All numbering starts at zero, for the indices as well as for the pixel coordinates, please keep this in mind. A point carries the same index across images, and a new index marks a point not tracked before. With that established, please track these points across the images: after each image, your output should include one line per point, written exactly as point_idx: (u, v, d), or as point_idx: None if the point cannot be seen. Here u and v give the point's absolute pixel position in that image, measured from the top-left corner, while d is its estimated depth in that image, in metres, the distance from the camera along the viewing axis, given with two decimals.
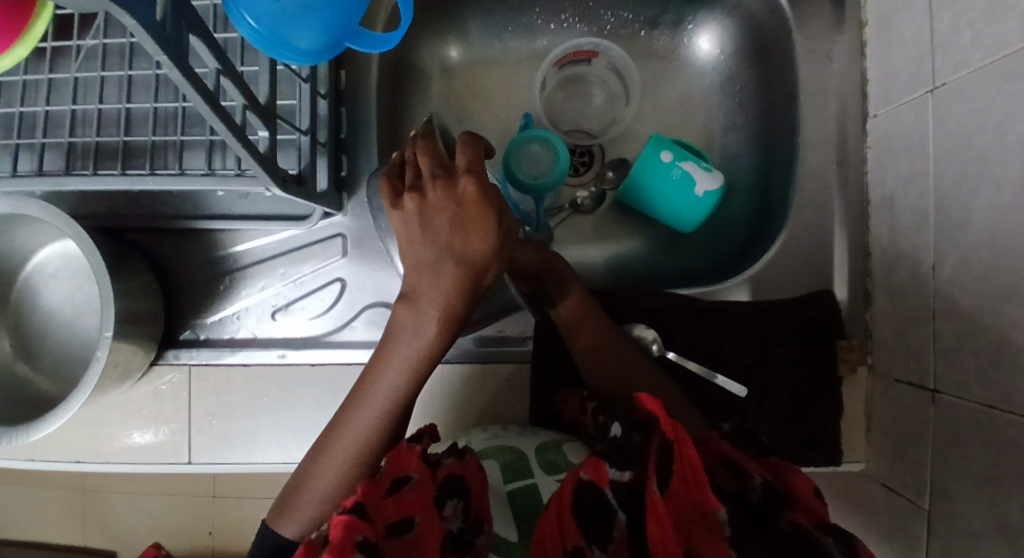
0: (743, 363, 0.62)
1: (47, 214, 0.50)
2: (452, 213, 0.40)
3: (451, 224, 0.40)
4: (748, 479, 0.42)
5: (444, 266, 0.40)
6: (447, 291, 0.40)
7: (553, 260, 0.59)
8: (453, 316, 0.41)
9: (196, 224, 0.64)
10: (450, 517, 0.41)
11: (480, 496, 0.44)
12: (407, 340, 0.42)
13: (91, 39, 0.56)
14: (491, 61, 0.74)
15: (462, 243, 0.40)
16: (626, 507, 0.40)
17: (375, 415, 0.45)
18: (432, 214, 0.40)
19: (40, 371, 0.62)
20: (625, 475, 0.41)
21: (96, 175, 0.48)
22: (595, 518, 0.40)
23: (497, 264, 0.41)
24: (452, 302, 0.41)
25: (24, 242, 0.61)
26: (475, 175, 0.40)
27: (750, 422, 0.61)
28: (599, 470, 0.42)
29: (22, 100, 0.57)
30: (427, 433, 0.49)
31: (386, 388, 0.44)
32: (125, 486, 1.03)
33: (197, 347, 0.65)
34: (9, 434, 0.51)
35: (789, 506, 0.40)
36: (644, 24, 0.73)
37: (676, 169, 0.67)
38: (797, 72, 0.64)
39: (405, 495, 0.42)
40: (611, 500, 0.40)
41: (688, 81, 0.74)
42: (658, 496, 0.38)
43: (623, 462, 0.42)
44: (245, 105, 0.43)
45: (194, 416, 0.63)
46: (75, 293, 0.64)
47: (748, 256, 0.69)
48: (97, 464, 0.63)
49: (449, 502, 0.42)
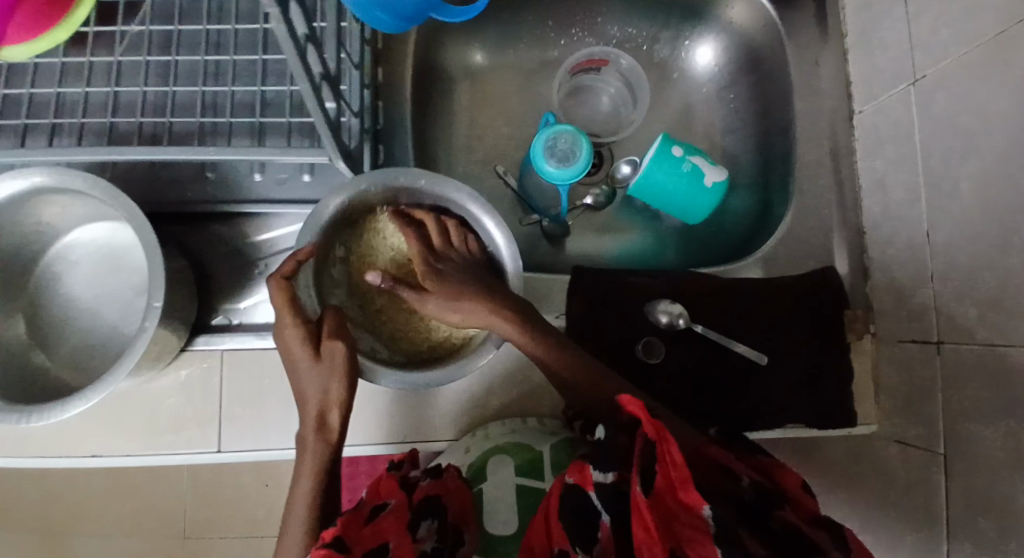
0: (764, 335, 0.66)
1: (97, 188, 0.51)
2: (302, 347, 0.55)
3: (302, 351, 0.55)
4: (739, 481, 0.46)
5: (302, 393, 0.55)
6: (314, 407, 0.54)
7: (490, 284, 0.59)
8: (322, 425, 0.55)
9: (233, 208, 0.64)
10: (424, 538, 0.51)
11: (456, 512, 0.55)
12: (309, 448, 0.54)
13: (137, 26, 0.60)
14: (510, 69, 0.80)
15: (294, 366, 0.55)
16: (610, 509, 0.45)
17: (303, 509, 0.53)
18: (292, 348, 0.55)
19: (57, 360, 0.59)
20: (608, 476, 0.45)
21: (152, 147, 0.49)
22: (580, 520, 0.45)
23: (330, 387, 0.54)
24: (322, 412, 0.54)
25: (55, 221, 0.58)
26: (292, 319, 0.55)
27: (774, 390, 0.64)
28: (582, 473, 0.47)
29: (62, 82, 0.60)
30: (406, 461, 0.57)
31: (309, 477, 0.54)
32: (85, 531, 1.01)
33: (230, 333, 0.63)
34: (45, 411, 0.50)
35: (779, 505, 0.43)
36: (645, 39, 0.82)
37: (687, 162, 0.72)
38: (790, 76, 0.73)
39: (382, 521, 0.48)
40: (596, 503, 0.45)
41: (687, 89, 0.82)
42: (641, 496, 0.41)
43: (607, 465, 0.46)
44: (322, 74, 0.46)
45: (224, 403, 0.61)
46: (131, 267, 0.62)
47: (754, 242, 0.75)
48: (119, 458, 0.60)
49: (423, 524, 0.51)
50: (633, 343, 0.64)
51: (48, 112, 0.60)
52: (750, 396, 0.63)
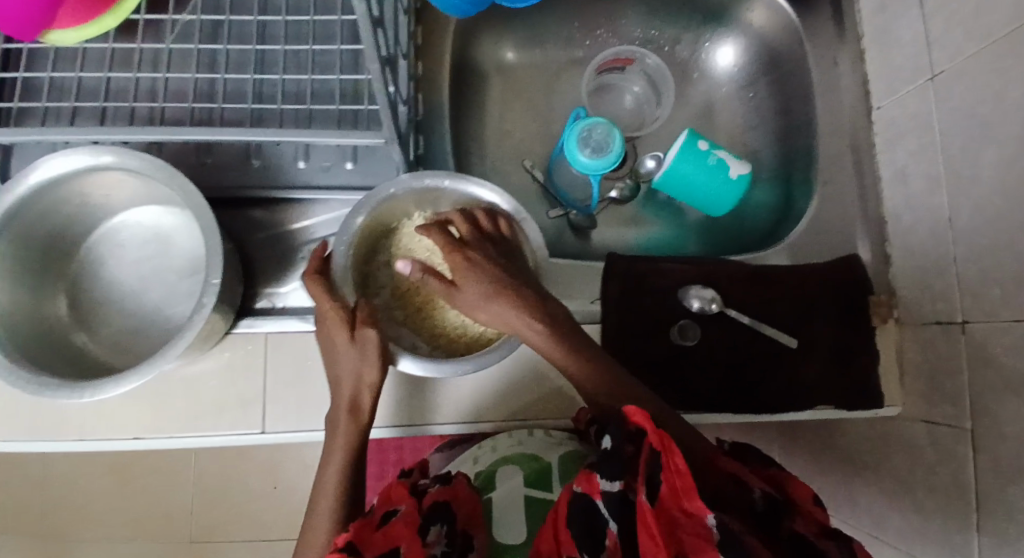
0: (794, 320, 0.67)
1: (154, 168, 0.52)
2: (341, 328, 0.55)
3: (341, 331, 0.55)
4: (750, 492, 0.44)
5: (336, 376, 0.55)
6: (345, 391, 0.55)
7: (515, 286, 0.55)
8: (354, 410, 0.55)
9: (274, 194, 0.65)
10: (434, 542, 0.50)
11: (466, 517, 0.54)
12: (340, 432, 0.54)
13: (188, 14, 0.61)
14: (538, 68, 0.83)
15: (332, 347, 0.56)
16: (617, 518, 0.40)
17: (332, 495, 0.53)
18: (331, 327, 0.56)
19: (99, 342, 0.59)
20: (614, 484, 0.41)
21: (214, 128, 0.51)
22: (585, 529, 0.41)
23: (364, 372, 0.54)
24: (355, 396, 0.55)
25: (101, 203, 0.58)
26: (333, 298, 0.55)
27: (806, 372, 0.65)
28: (590, 481, 0.42)
29: (112, 68, 0.61)
30: (417, 469, 0.59)
31: (338, 465, 0.54)
32: (93, 536, 1.10)
33: (271, 316, 0.64)
34: (87, 388, 0.49)
35: (788, 515, 0.43)
36: (667, 40, 0.85)
37: (712, 155, 0.75)
38: (810, 75, 0.76)
39: (394, 526, 0.47)
40: (602, 511, 0.41)
41: (710, 87, 0.85)
42: (645, 504, 0.38)
43: (613, 472, 0.41)
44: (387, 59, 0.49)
45: (268, 385, 0.61)
46: (176, 251, 0.61)
47: (778, 232, 0.78)
48: (159, 440, 0.60)
49: (433, 528, 0.51)
50: (667, 326, 0.67)
51: (98, 97, 0.61)
52: (783, 377, 0.65)
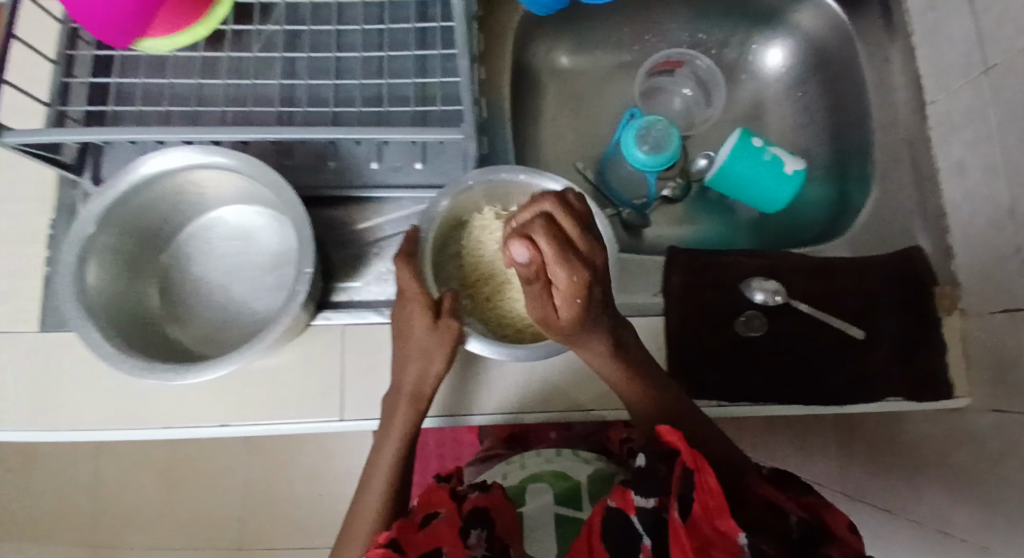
0: (856, 311, 0.68)
1: (248, 165, 0.56)
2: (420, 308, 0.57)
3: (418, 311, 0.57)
4: (786, 517, 0.44)
5: (404, 360, 0.58)
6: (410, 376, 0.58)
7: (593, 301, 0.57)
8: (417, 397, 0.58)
9: (348, 193, 0.68)
10: (475, 544, 0.52)
11: (504, 524, 0.56)
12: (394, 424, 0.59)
13: (273, 25, 0.66)
14: (592, 72, 0.86)
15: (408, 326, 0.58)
16: (652, 532, 0.42)
17: (384, 479, 0.58)
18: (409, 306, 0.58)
19: (187, 332, 0.62)
20: (650, 501, 0.43)
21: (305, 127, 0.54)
22: (622, 540, 0.43)
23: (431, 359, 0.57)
24: (418, 384, 0.58)
25: (197, 202, 0.63)
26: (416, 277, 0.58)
27: (870, 362, 0.66)
28: (626, 498, 0.45)
29: (203, 75, 0.66)
30: (456, 477, 0.61)
31: (389, 453, 0.59)
32: (145, 543, 1.13)
33: (345, 309, 0.67)
34: (182, 369, 0.53)
35: (823, 539, 0.43)
36: (715, 44, 0.87)
37: (766, 152, 0.76)
38: (862, 72, 0.78)
39: (437, 527, 0.50)
40: (639, 526, 0.43)
41: (759, 86, 0.88)
42: (679, 522, 0.40)
43: (648, 489, 0.44)
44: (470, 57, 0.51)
45: (347, 373, 0.64)
46: (260, 248, 0.65)
47: (835, 227, 0.78)
48: (241, 427, 0.63)
49: (474, 531, 0.53)
50: (731, 319, 0.68)
51: (190, 101, 0.66)
52: (850, 367, 0.65)
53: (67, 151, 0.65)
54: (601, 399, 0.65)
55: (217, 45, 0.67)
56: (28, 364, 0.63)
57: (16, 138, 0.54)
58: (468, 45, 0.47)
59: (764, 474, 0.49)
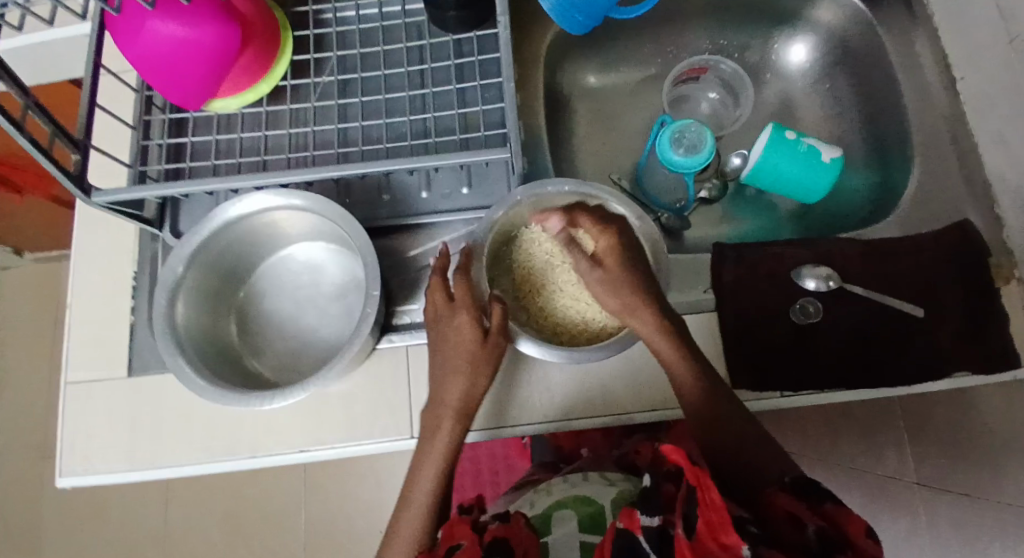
0: (913, 291, 0.68)
1: (319, 204, 0.62)
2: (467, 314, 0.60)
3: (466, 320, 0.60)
4: (803, 529, 0.43)
5: (447, 370, 0.59)
6: (452, 387, 0.59)
7: (640, 289, 0.59)
8: (461, 413, 0.59)
9: (401, 221, 0.72)
10: None
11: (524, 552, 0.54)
12: (437, 437, 0.58)
13: (328, 77, 0.73)
14: (619, 87, 0.89)
15: (455, 334, 0.60)
16: (658, 550, 0.45)
17: (425, 497, 0.57)
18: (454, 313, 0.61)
19: (265, 365, 0.66)
20: (654, 520, 0.47)
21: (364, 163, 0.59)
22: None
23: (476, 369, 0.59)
24: (466, 398, 0.59)
25: (267, 243, 0.68)
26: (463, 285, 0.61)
27: (935, 340, 0.65)
28: (632, 518, 0.48)
29: (268, 126, 0.73)
30: (475, 506, 0.59)
31: (432, 470, 0.58)
32: None
33: (407, 331, 0.69)
34: (269, 396, 0.56)
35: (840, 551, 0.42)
36: (736, 48, 0.90)
37: (801, 143, 0.77)
38: (890, 53, 0.78)
39: None
40: (643, 545, 0.45)
41: (785, 83, 0.90)
42: (682, 539, 0.42)
43: (651, 509, 0.47)
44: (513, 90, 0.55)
45: (415, 393, 0.67)
46: (326, 282, 0.69)
47: (881, 210, 0.78)
48: (320, 452, 0.65)
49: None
50: (787, 308, 0.68)
51: (258, 152, 0.72)
52: (914, 346, 0.65)
53: (149, 208, 0.70)
54: (665, 397, 0.65)
55: (277, 99, 0.75)
56: (120, 406, 0.68)
57: (108, 196, 0.60)
58: (513, 73, 0.53)
59: (786, 485, 0.47)
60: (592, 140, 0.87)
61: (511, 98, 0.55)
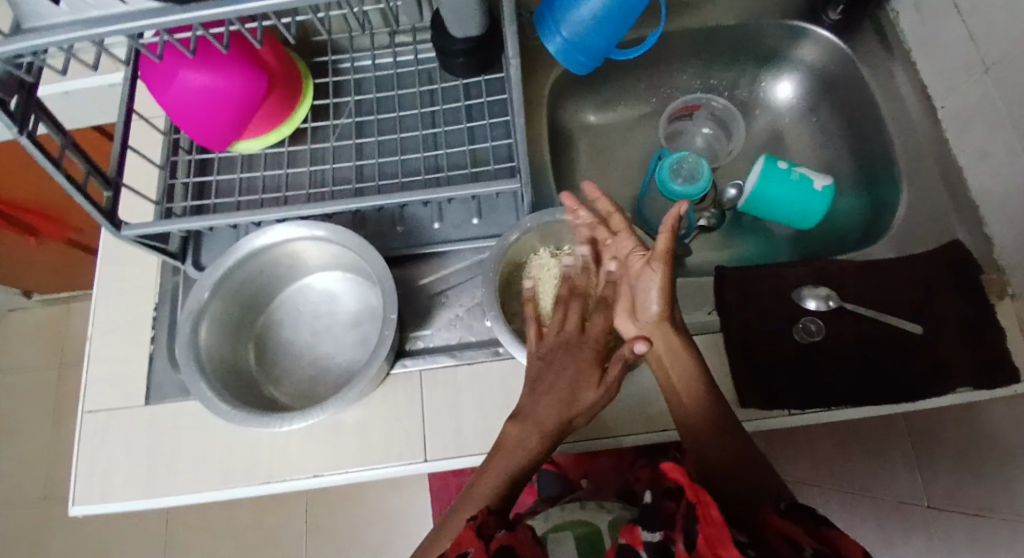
0: (910, 306, 0.70)
1: (337, 233, 0.65)
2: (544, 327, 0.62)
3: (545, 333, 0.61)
4: (800, 552, 0.41)
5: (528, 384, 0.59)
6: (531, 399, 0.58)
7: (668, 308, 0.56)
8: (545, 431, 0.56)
9: (413, 251, 0.75)
10: None
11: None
12: (509, 452, 0.55)
13: (345, 118, 0.78)
14: (618, 124, 0.94)
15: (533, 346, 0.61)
16: None
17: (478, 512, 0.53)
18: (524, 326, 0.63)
19: (282, 391, 0.68)
20: (657, 535, 0.45)
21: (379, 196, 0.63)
22: None
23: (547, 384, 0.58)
24: (551, 412, 0.57)
25: (287, 272, 0.71)
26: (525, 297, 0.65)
27: (936, 353, 0.66)
28: (633, 534, 0.46)
29: (288, 164, 0.77)
30: None
31: (490, 488, 0.54)
32: None
33: (421, 355, 0.71)
34: (287, 417, 0.58)
35: None
36: (727, 86, 0.96)
37: (793, 172, 0.81)
38: (871, 87, 0.83)
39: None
40: None
41: (775, 117, 0.95)
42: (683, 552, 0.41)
43: (654, 525, 0.46)
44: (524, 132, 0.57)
45: (428, 416, 0.68)
46: (342, 310, 0.71)
47: (874, 233, 0.81)
48: (334, 476, 0.66)
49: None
50: (790, 326, 0.70)
51: (279, 188, 0.76)
52: (916, 359, 0.66)
53: (174, 241, 0.74)
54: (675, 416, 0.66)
55: (298, 140, 0.79)
56: (136, 436, 0.69)
57: (136, 231, 0.63)
58: (524, 117, 0.56)
59: (781, 510, 0.45)
60: (594, 173, 0.91)
61: (521, 136, 0.58)
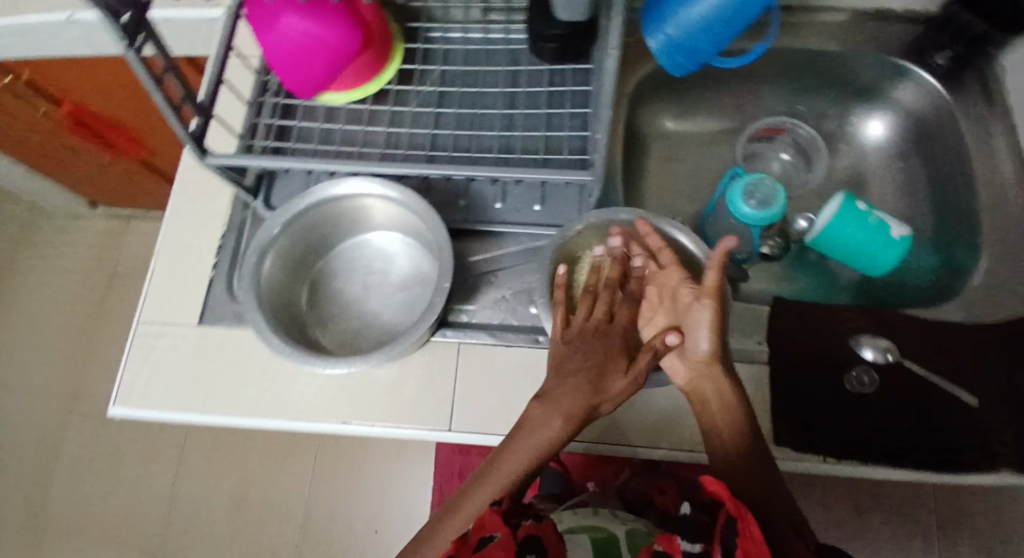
0: (967, 375, 0.67)
1: (406, 196, 0.67)
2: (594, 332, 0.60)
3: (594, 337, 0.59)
4: None
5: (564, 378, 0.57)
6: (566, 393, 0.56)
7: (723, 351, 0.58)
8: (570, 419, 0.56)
9: (471, 226, 0.76)
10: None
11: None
12: (532, 435, 0.55)
13: (429, 85, 0.79)
14: (694, 135, 0.93)
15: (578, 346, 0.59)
16: None
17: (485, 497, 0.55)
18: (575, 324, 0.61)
19: (326, 337, 0.70)
20: (695, 546, 0.43)
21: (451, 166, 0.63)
22: None
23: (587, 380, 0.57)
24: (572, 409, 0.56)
25: (349, 226, 0.73)
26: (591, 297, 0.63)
27: (986, 427, 0.64)
28: (671, 542, 0.43)
29: (367, 121, 0.79)
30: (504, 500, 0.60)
31: (505, 472, 0.55)
32: None
33: (462, 328, 0.72)
34: (330, 361, 0.60)
35: None
36: (814, 116, 0.93)
37: (872, 215, 0.78)
38: (966, 141, 0.79)
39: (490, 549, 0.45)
40: None
41: (858, 156, 0.91)
42: None
43: (693, 535, 0.44)
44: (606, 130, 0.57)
45: (458, 388, 0.69)
46: (394, 271, 0.73)
47: (943, 293, 0.78)
48: (359, 426, 0.68)
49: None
50: (838, 371, 0.68)
51: (354, 143, 0.78)
52: (963, 430, 0.64)
53: (249, 177, 0.77)
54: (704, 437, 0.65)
55: (380, 100, 0.81)
56: (184, 353, 0.72)
57: (220, 161, 0.65)
58: (612, 111, 0.54)
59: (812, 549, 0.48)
60: (661, 181, 0.90)
61: (602, 134, 0.58)
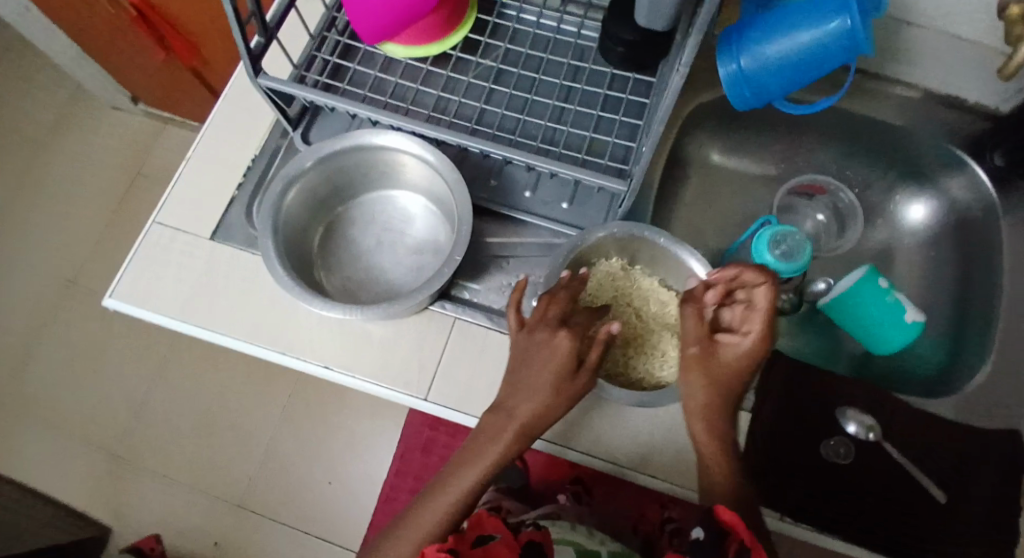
0: (944, 474, 0.66)
1: (440, 161, 0.67)
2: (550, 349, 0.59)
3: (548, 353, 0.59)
4: None
5: (521, 390, 0.58)
6: (526, 406, 0.57)
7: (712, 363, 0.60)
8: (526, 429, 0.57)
9: (497, 207, 0.76)
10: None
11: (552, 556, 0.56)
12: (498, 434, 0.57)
13: (490, 60, 0.79)
14: (736, 174, 0.92)
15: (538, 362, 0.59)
16: None
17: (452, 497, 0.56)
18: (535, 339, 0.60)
19: (330, 281, 0.71)
20: None
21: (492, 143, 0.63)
22: None
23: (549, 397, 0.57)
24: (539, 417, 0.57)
25: (377, 179, 0.73)
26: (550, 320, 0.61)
27: (947, 530, 0.63)
28: None
29: (421, 80, 0.79)
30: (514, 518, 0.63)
31: (472, 479, 0.57)
32: None
33: (463, 305, 0.72)
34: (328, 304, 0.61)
35: None
36: (859, 184, 0.92)
37: (891, 294, 0.77)
38: (1004, 244, 0.77)
39: (494, 547, 0.52)
40: None
41: (893, 234, 0.90)
42: None
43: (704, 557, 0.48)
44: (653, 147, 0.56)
45: (444, 361, 0.69)
46: (410, 233, 0.73)
47: (941, 388, 0.77)
48: (341, 375, 0.69)
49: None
50: (818, 436, 0.68)
51: (404, 99, 0.78)
52: (924, 526, 0.63)
53: (294, 107, 0.77)
54: (672, 469, 0.66)
55: (440, 63, 0.81)
56: (191, 264, 0.73)
57: (269, 84, 0.66)
58: (662, 129, 0.54)
59: None
60: (693, 211, 0.90)
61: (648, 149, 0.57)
